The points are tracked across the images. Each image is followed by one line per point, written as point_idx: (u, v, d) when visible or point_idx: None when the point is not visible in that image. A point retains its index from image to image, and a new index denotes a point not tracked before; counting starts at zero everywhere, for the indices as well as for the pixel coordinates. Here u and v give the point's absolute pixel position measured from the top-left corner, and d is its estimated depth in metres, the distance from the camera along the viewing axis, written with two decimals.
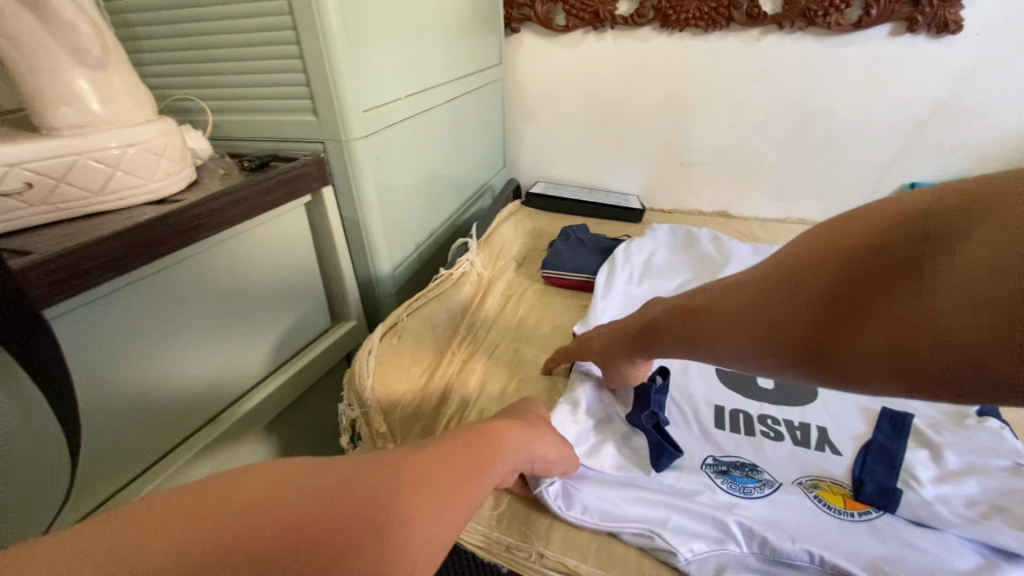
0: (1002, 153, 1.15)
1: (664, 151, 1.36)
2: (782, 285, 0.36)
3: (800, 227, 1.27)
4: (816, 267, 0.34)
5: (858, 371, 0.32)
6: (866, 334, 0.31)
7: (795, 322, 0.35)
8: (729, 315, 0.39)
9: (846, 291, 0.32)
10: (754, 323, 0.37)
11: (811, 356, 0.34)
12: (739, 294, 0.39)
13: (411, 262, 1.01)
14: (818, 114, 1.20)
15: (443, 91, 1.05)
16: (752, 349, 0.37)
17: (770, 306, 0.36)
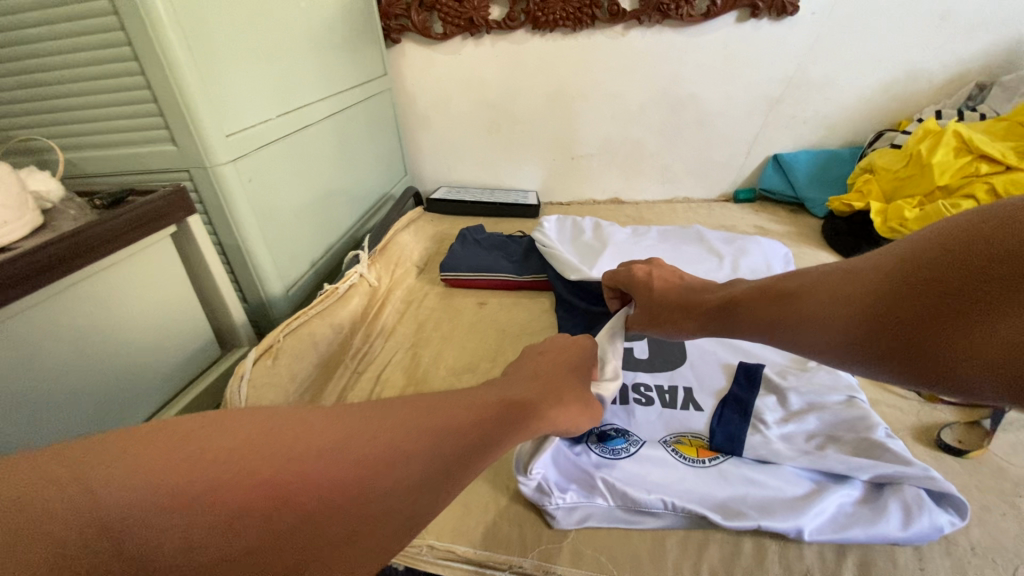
0: (844, 120, 1.31)
1: (555, 146, 1.45)
2: (876, 286, 0.41)
3: (683, 207, 1.42)
4: (907, 274, 0.39)
5: (916, 369, 0.38)
6: (929, 341, 0.36)
7: (875, 320, 0.40)
8: (822, 309, 0.45)
9: (924, 299, 0.36)
10: (841, 316, 0.43)
11: (860, 350, 0.42)
12: (833, 292, 0.45)
13: (307, 280, 1.01)
14: (685, 99, 1.32)
15: (321, 107, 1.06)
16: (834, 341, 0.44)
17: (859, 302, 0.42)
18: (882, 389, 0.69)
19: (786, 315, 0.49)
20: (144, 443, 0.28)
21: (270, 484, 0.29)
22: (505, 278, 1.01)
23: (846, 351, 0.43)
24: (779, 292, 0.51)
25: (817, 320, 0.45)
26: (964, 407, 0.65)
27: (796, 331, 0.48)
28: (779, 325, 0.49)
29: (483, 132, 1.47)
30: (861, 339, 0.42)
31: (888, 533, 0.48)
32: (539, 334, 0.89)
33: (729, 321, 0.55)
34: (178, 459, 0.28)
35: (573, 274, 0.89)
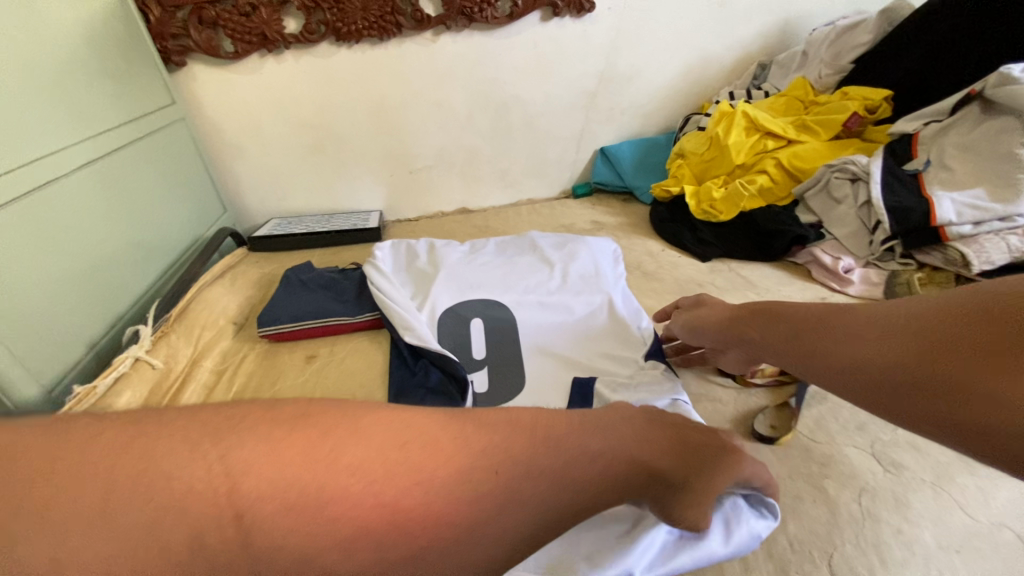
0: (657, 107, 1.37)
1: (389, 162, 1.36)
2: (917, 331, 0.44)
3: (528, 210, 1.40)
4: (952, 322, 0.42)
5: (926, 411, 0.41)
6: (949, 390, 0.40)
7: (907, 363, 0.43)
8: (856, 343, 0.48)
9: (955, 357, 0.40)
10: (872, 353, 0.46)
11: (874, 391, 0.46)
12: (870, 325, 0.48)
13: (84, 368, 0.83)
14: (508, 102, 1.29)
15: (74, 155, 0.86)
16: (855, 371, 0.47)
17: (895, 346, 0.45)
18: (704, 381, 0.70)
19: (813, 338, 0.52)
20: (81, 440, 0.32)
21: (149, 504, 0.30)
22: (333, 323, 0.90)
23: (867, 388, 0.46)
24: (812, 313, 0.54)
25: (843, 353, 0.49)
26: (775, 386, 0.68)
27: (820, 355, 0.51)
28: (806, 349, 0.53)
29: (304, 154, 1.33)
30: (887, 382, 0.45)
31: (714, 553, 0.47)
32: (374, 384, 0.80)
33: (758, 331, 0.59)
34: (111, 457, 0.31)
35: (403, 333, 0.82)
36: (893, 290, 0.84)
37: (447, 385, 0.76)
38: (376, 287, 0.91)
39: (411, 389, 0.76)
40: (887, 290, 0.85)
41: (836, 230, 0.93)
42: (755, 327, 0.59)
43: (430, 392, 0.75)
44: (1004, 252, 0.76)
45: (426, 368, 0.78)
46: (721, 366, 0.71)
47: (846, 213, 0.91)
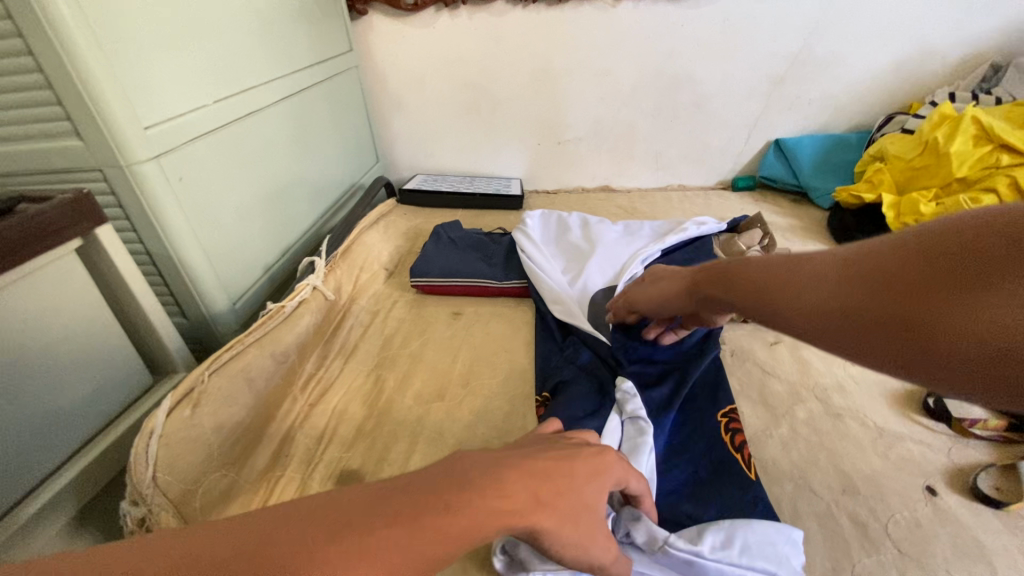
0: (850, 101, 1.23)
1: (541, 130, 1.33)
2: (880, 257, 0.34)
3: (678, 197, 1.32)
4: (919, 250, 0.32)
5: (893, 349, 0.31)
6: (909, 321, 0.30)
7: (860, 294, 0.33)
8: (815, 287, 0.37)
9: (926, 277, 0.30)
10: (837, 288, 0.35)
11: (840, 343, 0.35)
12: (832, 265, 0.37)
13: (259, 288, 0.90)
14: (679, 78, 1.22)
15: (273, 90, 0.93)
16: (811, 323, 0.37)
17: (853, 283, 0.34)
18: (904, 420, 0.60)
19: (763, 288, 0.42)
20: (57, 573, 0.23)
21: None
22: (483, 284, 0.90)
23: (820, 333, 0.36)
24: (752, 272, 0.44)
25: (794, 301, 0.38)
26: (999, 444, 0.57)
27: (773, 307, 0.40)
28: (760, 302, 0.42)
29: (460, 114, 1.34)
30: (844, 322, 0.34)
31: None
32: (520, 350, 0.78)
33: (723, 291, 0.48)
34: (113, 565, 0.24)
35: (552, 304, 0.80)
36: None
37: (596, 366, 0.70)
38: (527, 256, 0.90)
39: (561, 362, 0.71)
40: None
41: None
42: (729, 290, 0.47)
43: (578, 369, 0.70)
44: None
45: (574, 345, 0.73)
46: (930, 406, 0.61)
47: None
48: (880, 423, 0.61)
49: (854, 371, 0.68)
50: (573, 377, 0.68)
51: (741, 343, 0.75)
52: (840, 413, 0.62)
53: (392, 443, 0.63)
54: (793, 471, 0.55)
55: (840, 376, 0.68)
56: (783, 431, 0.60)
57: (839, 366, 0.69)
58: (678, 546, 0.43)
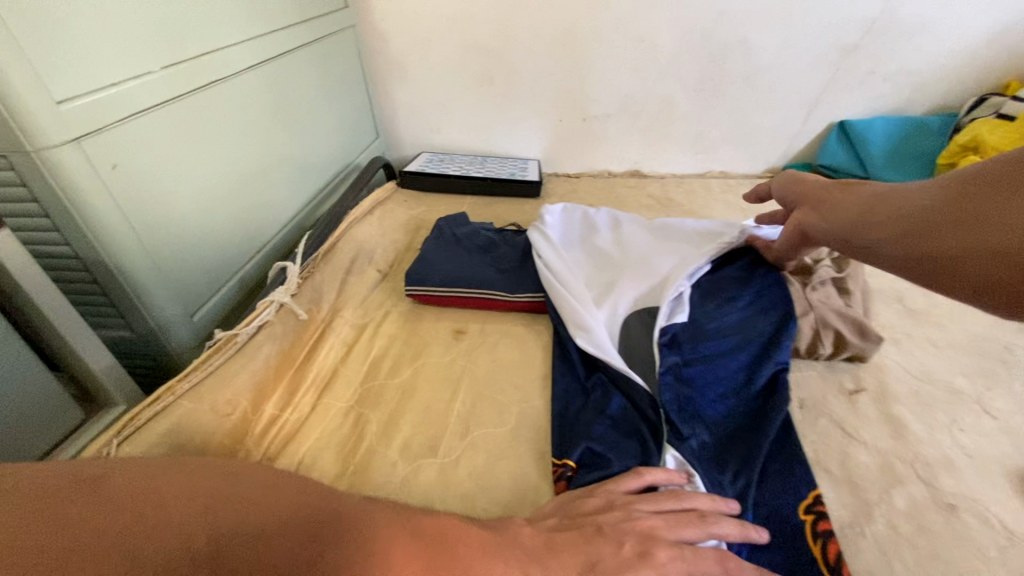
0: (936, 77, 1.02)
1: (563, 104, 1.15)
2: (966, 176, 0.40)
3: (720, 188, 1.14)
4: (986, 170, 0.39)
5: (936, 250, 0.39)
6: (957, 232, 0.38)
7: (937, 207, 0.41)
8: (905, 201, 0.45)
9: (981, 195, 0.38)
10: (919, 203, 0.43)
11: (904, 251, 0.42)
12: (927, 185, 0.44)
13: (226, 294, 0.76)
14: (731, 46, 1.03)
15: (247, 52, 0.76)
16: (889, 235, 0.44)
17: (934, 197, 0.42)
18: None
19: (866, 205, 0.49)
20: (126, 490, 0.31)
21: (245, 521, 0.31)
22: (491, 296, 0.75)
23: (890, 242, 0.44)
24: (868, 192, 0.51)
25: (885, 216, 0.46)
26: None
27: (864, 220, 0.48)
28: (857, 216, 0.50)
29: (470, 84, 1.16)
30: (925, 228, 0.41)
31: None
32: (534, 389, 0.63)
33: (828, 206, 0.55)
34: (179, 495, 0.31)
35: (577, 334, 0.64)
36: None
37: (633, 426, 0.55)
38: (545, 263, 0.74)
39: (586, 417, 0.56)
40: None
41: None
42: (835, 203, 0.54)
43: (610, 428, 0.54)
44: None
45: (603, 394, 0.58)
46: None
47: None
48: (1008, 523, 0.46)
49: (964, 439, 0.53)
50: (605, 441, 0.53)
51: (812, 389, 0.59)
52: (952, 503, 0.48)
53: None
54: None
55: (947, 447, 0.53)
56: (879, 529, 0.46)
57: (944, 431, 0.54)
58: None
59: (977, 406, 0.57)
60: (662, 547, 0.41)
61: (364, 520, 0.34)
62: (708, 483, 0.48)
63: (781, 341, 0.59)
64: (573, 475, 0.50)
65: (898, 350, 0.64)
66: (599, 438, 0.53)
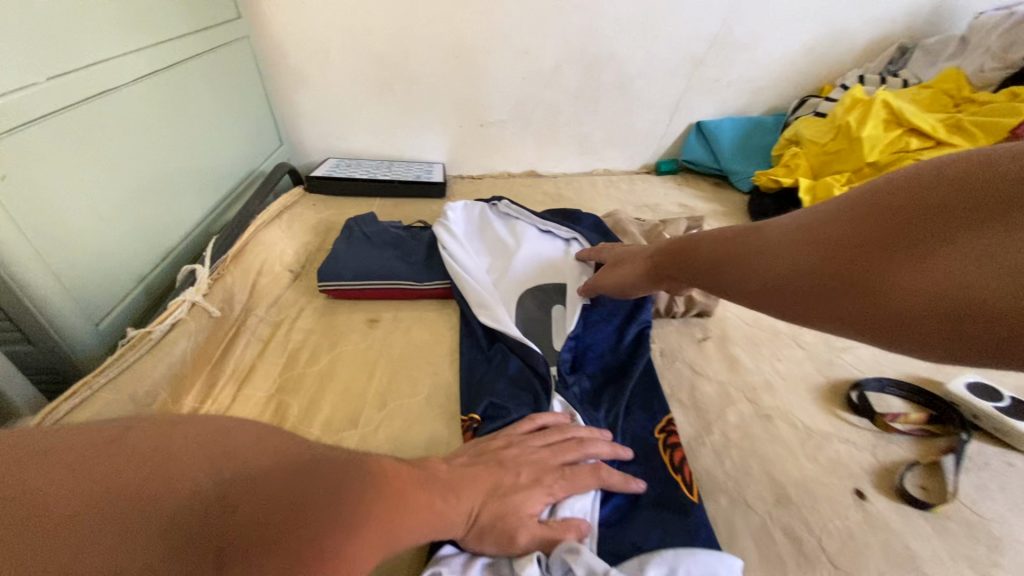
0: (767, 85, 1.23)
1: (461, 110, 1.24)
2: (853, 213, 0.39)
3: (606, 184, 1.28)
4: (870, 208, 0.38)
5: (871, 300, 0.35)
6: (882, 277, 0.35)
7: (837, 252, 0.38)
8: (770, 255, 0.43)
9: (888, 236, 0.35)
10: (807, 252, 0.40)
11: (820, 304, 0.39)
12: (800, 226, 0.42)
13: (131, 302, 0.76)
14: (603, 59, 1.17)
15: (137, 62, 0.77)
16: (785, 285, 0.41)
17: (805, 252, 0.40)
18: (831, 417, 0.59)
19: (737, 251, 0.47)
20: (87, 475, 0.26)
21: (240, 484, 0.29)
22: (400, 286, 0.82)
23: (782, 300, 0.42)
24: (726, 236, 0.50)
25: (768, 263, 0.43)
26: (920, 438, 0.57)
27: (745, 265, 0.46)
28: (733, 261, 0.47)
29: (371, 93, 1.21)
30: (832, 276, 0.38)
31: None
32: (444, 364, 0.70)
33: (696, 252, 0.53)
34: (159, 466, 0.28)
35: (478, 311, 0.73)
36: None
37: (526, 382, 0.64)
38: (449, 255, 0.82)
39: (487, 379, 0.65)
40: None
41: None
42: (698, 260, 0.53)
43: (508, 386, 0.63)
44: None
45: (501, 358, 0.67)
46: (855, 402, 0.59)
47: None
48: (807, 423, 0.59)
49: (781, 366, 0.67)
50: (503, 396, 0.62)
51: (671, 341, 0.72)
52: (769, 414, 0.60)
53: None
54: (728, 483, 0.53)
55: (768, 372, 0.67)
56: (715, 438, 0.58)
57: (766, 361, 0.68)
58: None
59: (791, 341, 0.71)
60: (547, 469, 0.50)
61: (339, 470, 0.33)
62: (587, 418, 0.58)
63: (644, 303, 0.72)
64: (479, 426, 0.58)
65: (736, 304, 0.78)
66: (498, 393, 0.62)
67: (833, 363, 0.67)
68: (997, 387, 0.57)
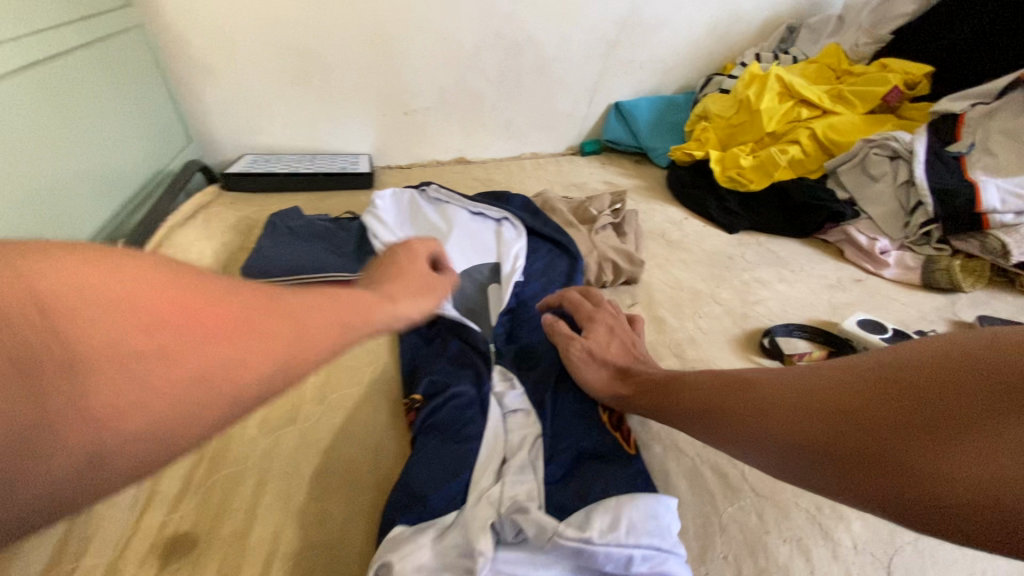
0: (676, 64, 1.30)
1: (383, 99, 1.22)
2: (874, 382, 0.36)
3: (534, 166, 1.31)
4: (876, 381, 0.36)
5: (865, 474, 0.33)
6: (887, 455, 0.32)
7: (847, 415, 0.36)
8: (812, 417, 0.38)
9: (895, 413, 0.33)
10: (828, 417, 0.37)
11: (852, 477, 0.34)
12: (816, 383, 0.40)
13: None
14: (522, 42, 1.19)
15: (10, 54, 0.70)
16: (808, 454, 0.37)
17: (822, 416, 0.37)
18: (747, 362, 0.65)
19: (776, 410, 0.40)
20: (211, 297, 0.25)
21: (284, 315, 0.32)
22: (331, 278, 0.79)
23: (807, 462, 0.37)
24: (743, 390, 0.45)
25: (791, 426, 0.39)
26: None
27: (784, 425, 0.39)
28: (765, 419, 0.41)
29: (286, 84, 1.16)
30: (871, 450, 0.33)
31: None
32: (383, 351, 0.70)
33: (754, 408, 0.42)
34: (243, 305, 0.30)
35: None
36: (932, 276, 0.74)
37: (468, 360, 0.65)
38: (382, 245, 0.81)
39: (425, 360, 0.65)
40: (924, 275, 0.75)
41: (869, 209, 0.83)
42: (641, 399, 0.53)
43: (448, 365, 0.64)
44: None
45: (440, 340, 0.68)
46: (766, 346, 0.65)
47: (882, 192, 0.81)
48: None
49: (703, 322, 0.72)
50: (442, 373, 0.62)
51: None
52: (693, 366, 0.64)
53: (234, 487, 0.52)
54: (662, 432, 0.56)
55: (691, 328, 0.71)
56: None
57: (689, 318, 0.73)
58: (568, 531, 0.41)
59: (710, 299, 0.76)
60: None
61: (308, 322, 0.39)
62: (528, 388, 0.60)
63: (573, 277, 0.76)
64: (422, 408, 0.58)
65: (660, 271, 0.83)
66: (438, 372, 0.62)
67: (747, 315, 0.72)
68: (882, 322, 0.64)
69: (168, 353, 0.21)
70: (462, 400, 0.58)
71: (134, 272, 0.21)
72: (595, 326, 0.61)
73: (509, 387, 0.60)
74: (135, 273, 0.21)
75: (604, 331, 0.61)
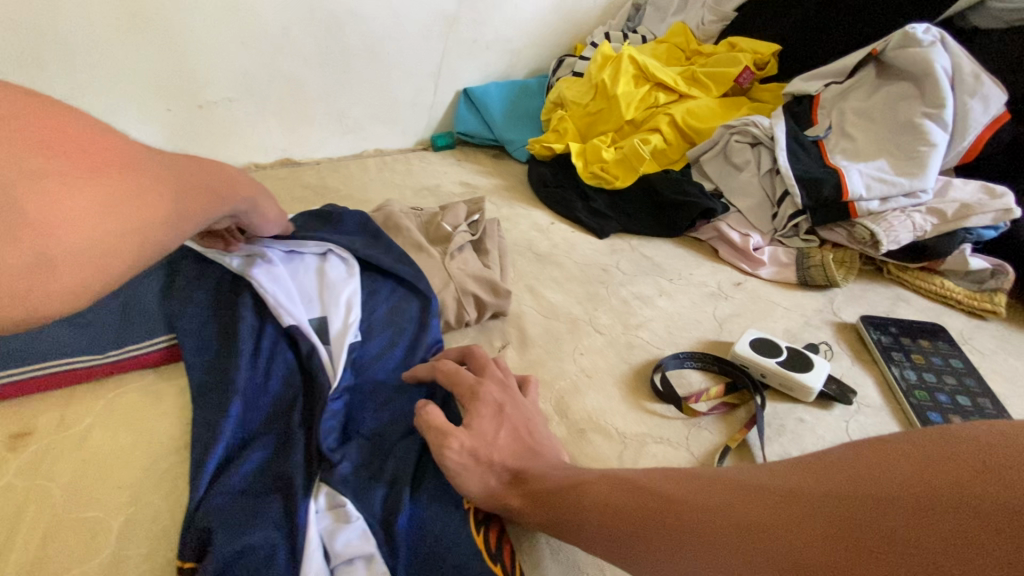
0: (526, 44, 1.17)
1: (161, 89, 0.91)
2: (854, 498, 0.27)
3: (378, 166, 1.10)
4: (854, 496, 0.27)
5: None
6: None
7: (820, 548, 0.26)
8: (772, 549, 0.28)
9: (890, 554, 0.24)
10: (763, 559, 0.28)
11: None
12: (777, 489, 0.30)
13: None
14: (342, 17, 0.97)
15: None
16: None
17: (784, 544, 0.27)
18: (641, 412, 0.53)
19: (724, 528, 0.30)
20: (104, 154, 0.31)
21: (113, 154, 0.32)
22: (61, 365, 0.53)
23: None
24: (676, 496, 0.34)
25: (745, 556, 0.28)
26: (725, 413, 0.53)
27: (733, 556, 0.29)
28: (708, 538, 0.30)
29: None
30: None
31: None
32: (150, 481, 0.47)
33: (692, 518, 0.32)
34: (84, 145, 0.30)
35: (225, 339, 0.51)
36: (807, 274, 0.70)
37: (276, 477, 0.45)
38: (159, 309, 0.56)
39: (196, 493, 0.43)
40: (799, 273, 0.70)
41: (737, 202, 0.77)
42: (536, 512, 0.40)
43: (239, 496, 0.43)
44: (911, 231, 0.66)
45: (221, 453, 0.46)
46: (660, 389, 0.54)
47: (749, 181, 0.76)
48: (621, 429, 0.51)
49: (588, 359, 0.60)
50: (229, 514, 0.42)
51: None
52: (582, 428, 0.51)
53: None
54: (553, 544, 0.44)
55: (574, 372, 0.58)
56: None
57: (571, 357, 0.60)
58: None
59: (590, 328, 0.64)
60: None
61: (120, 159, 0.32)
62: (365, 513, 0.42)
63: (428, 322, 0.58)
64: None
65: (531, 295, 0.69)
66: (216, 512, 0.41)
67: (632, 345, 0.61)
68: (775, 340, 0.56)
69: (120, 197, 0.31)
70: (260, 561, 0.39)
71: (99, 134, 0.32)
72: (478, 408, 0.44)
73: (339, 517, 0.42)
74: (99, 136, 0.32)
75: (489, 414, 0.44)
